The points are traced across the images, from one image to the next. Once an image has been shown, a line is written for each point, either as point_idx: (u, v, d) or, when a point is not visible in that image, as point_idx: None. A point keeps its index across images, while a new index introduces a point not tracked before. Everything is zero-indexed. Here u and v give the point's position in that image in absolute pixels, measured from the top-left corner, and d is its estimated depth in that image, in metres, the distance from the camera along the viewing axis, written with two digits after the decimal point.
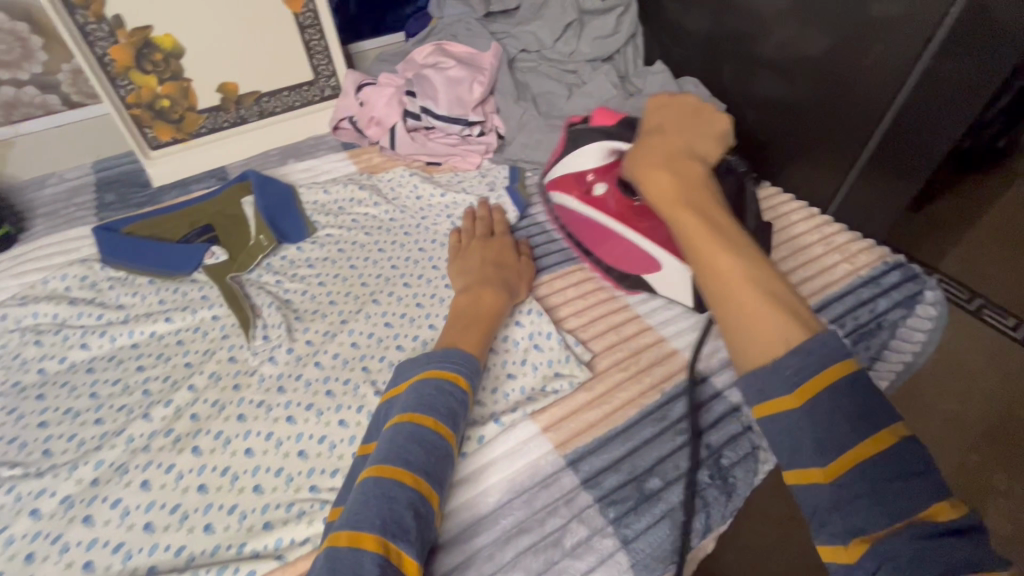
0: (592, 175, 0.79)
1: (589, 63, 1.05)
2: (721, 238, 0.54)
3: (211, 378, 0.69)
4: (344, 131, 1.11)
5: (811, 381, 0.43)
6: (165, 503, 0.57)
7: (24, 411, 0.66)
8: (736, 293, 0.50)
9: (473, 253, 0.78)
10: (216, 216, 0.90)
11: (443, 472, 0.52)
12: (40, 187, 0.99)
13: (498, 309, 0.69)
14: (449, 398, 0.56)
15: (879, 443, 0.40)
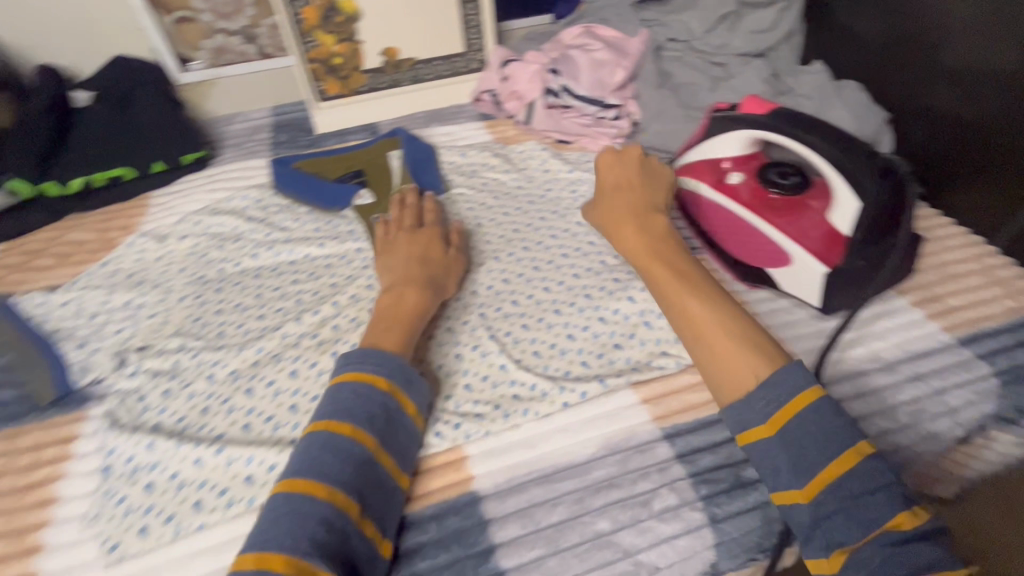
0: (727, 164, 0.81)
1: (739, 57, 1.03)
2: (685, 283, 0.64)
3: (350, 299, 0.77)
4: (483, 103, 1.16)
5: (775, 414, 0.51)
6: (307, 392, 0.66)
7: (207, 298, 0.79)
8: (703, 333, 0.59)
9: (406, 242, 0.74)
10: (366, 164, 1.00)
11: (365, 485, 0.50)
12: (230, 122, 1.14)
13: (423, 310, 0.66)
14: (370, 402, 0.53)
15: (844, 461, 0.48)
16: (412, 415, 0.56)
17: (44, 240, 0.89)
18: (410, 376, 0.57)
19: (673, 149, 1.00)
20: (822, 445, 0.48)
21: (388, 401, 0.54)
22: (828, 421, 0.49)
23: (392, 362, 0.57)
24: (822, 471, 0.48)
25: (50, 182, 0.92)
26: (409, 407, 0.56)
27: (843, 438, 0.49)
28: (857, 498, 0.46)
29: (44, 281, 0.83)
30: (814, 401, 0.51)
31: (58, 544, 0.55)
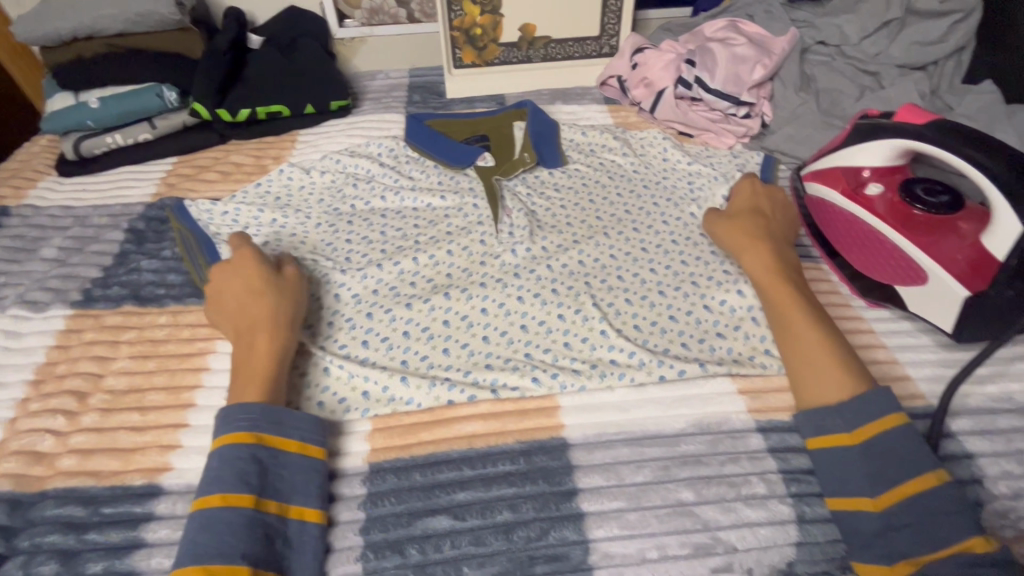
0: (867, 174, 0.77)
1: (895, 68, 0.97)
2: (795, 296, 0.64)
3: (465, 250, 0.79)
4: (609, 88, 1.17)
5: (863, 429, 0.53)
6: (418, 323, 0.70)
7: (338, 228, 0.85)
8: (803, 339, 0.60)
9: (242, 274, 0.64)
10: (492, 131, 1.02)
11: (252, 543, 0.47)
12: (373, 78, 1.24)
13: (281, 346, 0.60)
14: (235, 462, 0.50)
15: (920, 483, 0.49)
16: (298, 450, 0.54)
17: (211, 158, 1.02)
18: (262, 412, 0.53)
19: (804, 155, 0.96)
20: (902, 464, 0.50)
21: (256, 450, 0.51)
22: (910, 446, 0.51)
23: (253, 410, 0.53)
24: (896, 486, 0.50)
25: (223, 110, 1.02)
26: (289, 446, 0.53)
27: (924, 462, 0.50)
28: (932, 517, 0.48)
29: (208, 192, 0.95)
30: (899, 427, 0.52)
31: (205, 405, 0.63)
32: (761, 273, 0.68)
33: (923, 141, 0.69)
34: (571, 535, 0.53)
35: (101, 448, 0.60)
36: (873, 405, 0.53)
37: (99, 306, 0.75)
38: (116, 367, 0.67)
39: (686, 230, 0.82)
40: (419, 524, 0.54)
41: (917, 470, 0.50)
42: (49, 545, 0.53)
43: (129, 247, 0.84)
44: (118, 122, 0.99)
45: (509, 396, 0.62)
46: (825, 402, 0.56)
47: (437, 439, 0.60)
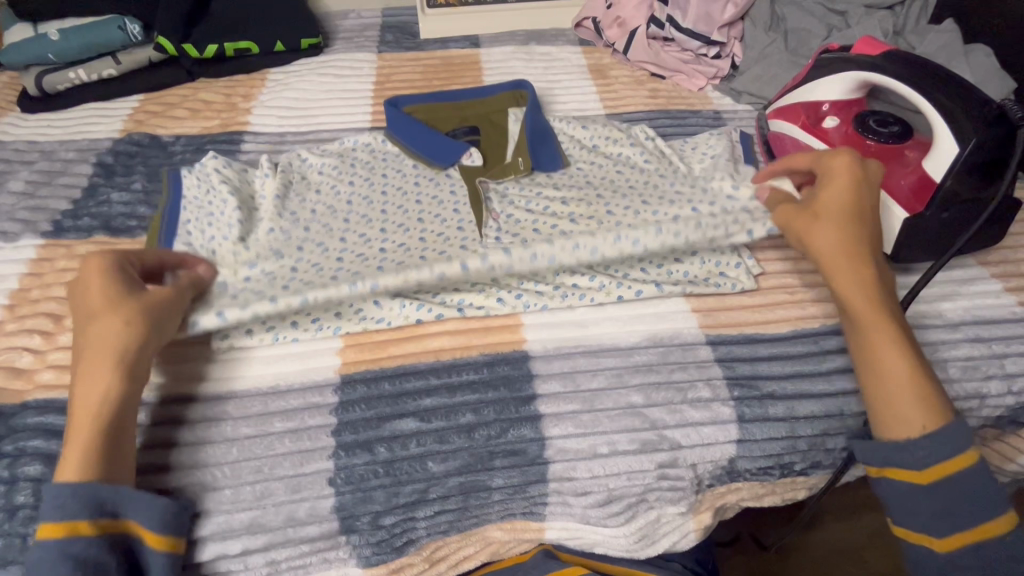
0: (826, 107, 0.80)
1: (864, 7, 0.98)
2: (881, 307, 0.55)
3: (438, 236, 0.70)
4: (584, 30, 1.16)
5: (934, 467, 0.50)
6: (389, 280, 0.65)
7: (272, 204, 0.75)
8: (891, 373, 0.53)
9: (86, 291, 0.54)
10: (481, 118, 0.87)
11: None
12: (344, 18, 1.21)
13: (116, 384, 0.50)
14: (51, 566, 0.44)
15: (990, 528, 0.50)
16: (82, 532, 0.45)
17: (178, 95, 1.00)
18: (77, 495, 0.46)
19: (769, 95, 0.98)
20: (973, 510, 0.49)
21: (66, 545, 0.45)
22: (980, 486, 0.50)
23: (73, 490, 0.46)
24: (963, 531, 0.50)
25: (189, 45, 1.00)
26: (62, 533, 0.45)
27: (994, 506, 0.50)
28: (997, 559, 0.49)
29: (177, 129, 0.94)
30: (967, 468, 0.50)
31: None
32: (847, 281, 0.56)
33: (874, 70, 0.73)
34: (529, 433, 0.57)
35: None
36: (947, 446, 0.50)
37: (70, 236, 0.76)
38: None
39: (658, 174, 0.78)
40: (388, 426, 0.57)
41: (988, 512, 0.50)
42: (33, 449, 0.56)
43: (98, 181, 0.84)
44: (80, 56, 0.97)
45: (476, 315, 0.65)
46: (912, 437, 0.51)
47: (406, 352, 0.63)
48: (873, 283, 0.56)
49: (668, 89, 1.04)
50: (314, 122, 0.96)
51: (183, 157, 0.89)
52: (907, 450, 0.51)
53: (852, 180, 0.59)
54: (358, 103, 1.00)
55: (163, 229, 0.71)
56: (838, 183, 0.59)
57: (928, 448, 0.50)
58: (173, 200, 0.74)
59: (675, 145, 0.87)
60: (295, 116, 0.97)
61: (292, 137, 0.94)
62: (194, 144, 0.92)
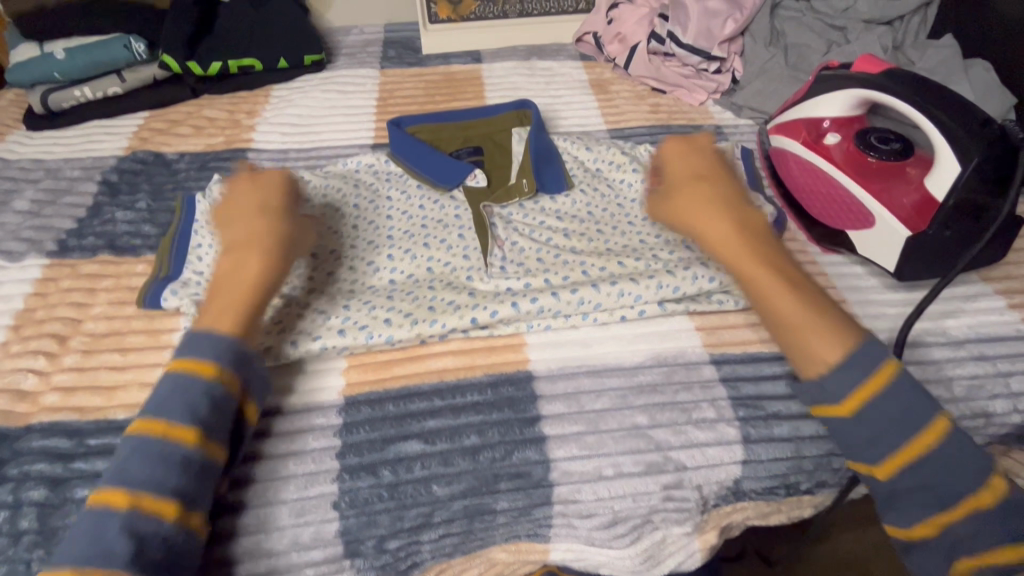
0: (827, 124, 0.81)
1: (861, 23, 0.99)
2: (754, 248, 0.57)
3: (445, 267, 0.73)
4: (584, 44, 1.17)
5: (850, 395, 0.49)
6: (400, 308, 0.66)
7: None
8: (782, 307, 0.54)
9: (251, 193, 0.63)
10: (486, 139, 0.91)
11: (187, 484, 0.47)
12: (347, 34, 1.22)
13: (264, 270, 0.57)
14: (185, 392, 0.49)
15: (926, 440, 0.48)
16: (216, 376, 0.50)
17: (183, 112, 1.01)
18: (222, 344, 0.51)
19: (770, 110, 0.99)
20: (897, 427, 0.48)
21: (211, 386, 0.50)
22: (904, 397, 0.49)
23: (219, 339, 0.51)
24: (898, 452, 0.48)
25: (193, 63, 1.01)
26: (204, 369, 0.50)
27: (921, 414, 0.48)
28: (940, 474, 0.47)
29: (182, 146, 0.95)
30: (884, 382, 0.49)
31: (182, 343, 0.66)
32: (711, 233, 0.59)
33: (873, 87, 0.73)
34: (533, 455, 0.57)
35: (82, 387, 0.62)
36: (857, 369, 0.49)
37: (75, 255, 0.76)
38: (95, 313, 0.69)
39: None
40: (392, 449, 0.57)
41: (919, 423, 0.48)
42: (38, 472, 0.56)
43: (103, 199, 0.85)
44: (85, 74, 0.97)
45: (480, 335, 0.66)
46: (824, 371, 0.51)
47: (410, 373, 0.63)
48: (738, 229, 0.59)
49: (670, 103, 1.05)
50: (318, 139, 0.97)
51: (187, 174, 0.89)
52: (820, 387, 0.51)
53: (695, 158, 0.67)
54: (361, 120, 1.00)
55: (175, 250, 0.75)
56: (684, 161, 0.67)
57: (841, 377, 0.50)
58: (185, 221, 0.78)
59: None
60: (298, 133, 0.98)
61: (295, 154, 0.94)
62: (198, 161, 0.92)
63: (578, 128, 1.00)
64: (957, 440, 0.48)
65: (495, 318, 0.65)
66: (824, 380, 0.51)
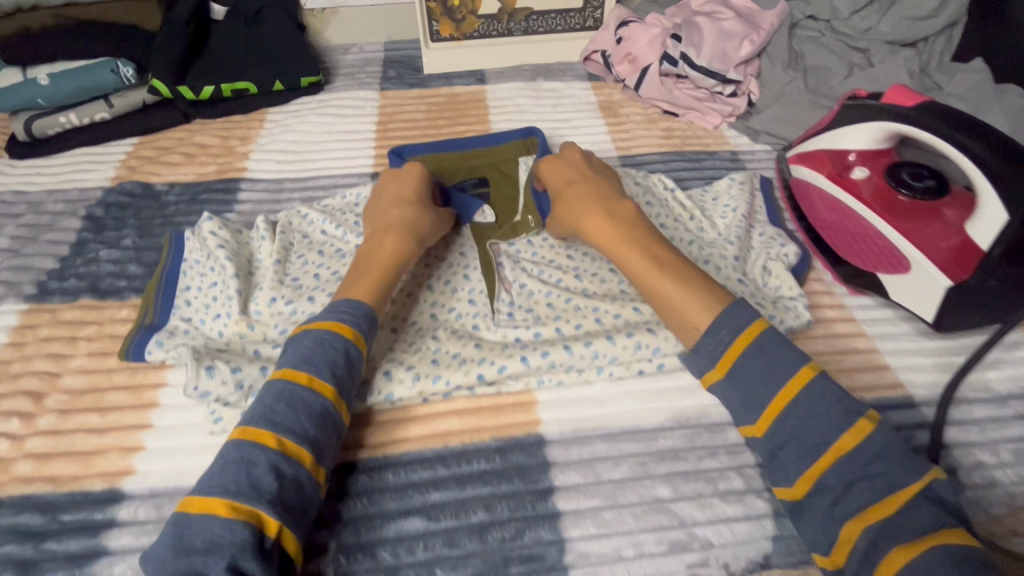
0: (853, 157, 0.76)
1: (885, 45, 0.94)
2: (627, 237, 0.63)
3: (452, 314, 0.68)
4: (592, 64, 1.12)
5: (722, 358, 0.54)
6: (403, 362, 0.62)
7: (270, 275, 0.71)
8: (661, 286, 0.59)
9: (410, 181, 0.70)
10: (491, 170, 0.86)
11: (321, 434, 0.50)
12: (345, 52, 1.17)
13: (402, 255, 0.63)
14: (330, 349, 0.53)
15: (791, 388, 0.50)
16: (352, 339, 0.55)
17: (174, 139, 0.96)
18: (363, 310, 0.57)
19: (789, 136, 0.94)
20: (765, 379, 0.51)
21: (349, 345, 0.54)
22: (771, 352, 0.52)
23: (361, 308, 0.57)
24: (770, 405, 0.51)
25: (184, 87, 0.96)
26: (345, 332, 0.55)
27: (788, 367, 0.51)
28: (808, 419, 0.49)
29: (171, 176, 0.90)
30: (750, 342, 0.53)
31: (169, 405, 0.61)
32: (597, 230, 0.65)
33: (902, 122, 0.69)
34: (546, 535, 0.52)
35: (58, 453, 0.57)
36: (723, 332, 0.54)
37: (55, 299, 0.71)
38: (74, 366, 0.65)
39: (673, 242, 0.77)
40: (392, 526, 0.53)
41: (788, 374, 0.51)
42: (5, 554, 0.51)
43: (87, 235, 0.80)
44: (70, 99, 0.92)
45: (486, 392, 0.61)
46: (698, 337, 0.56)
47: (412, 436, 0.59)
48: (615, 226, 0.64)
49: (682, 127, 1.00)
50: (313, 168, 0.92)
51: (176, 208, 0.85)
52: (698, 353, 0.55)
53: (561, 161, 0.74)
54: (359, 146, 0.96)
55: (162, 295, 0.70)
56: (558, 168, 0.73)
57: (713, 343, 0.54)
58: (173, 263, 0.73)
59: (695, 195, 0.85)
60: (293, 161, 0.93)
61: (291, 184, 0.90)
62: (189, 193, 0.87)
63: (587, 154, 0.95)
64: (824, 386, 0.50)
65: (502, 374, 0.60)
66: (699, 349, 0.55)
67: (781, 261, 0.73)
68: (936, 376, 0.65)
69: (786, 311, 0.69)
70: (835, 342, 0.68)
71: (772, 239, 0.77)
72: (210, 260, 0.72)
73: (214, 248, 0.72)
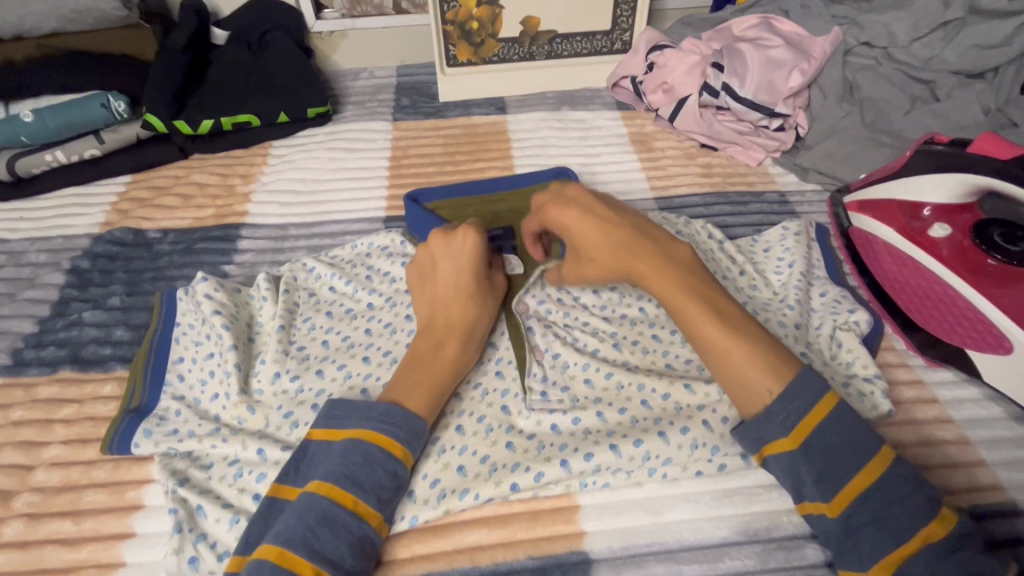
0: (928, 211, 0.67)
1: (953, 76, 0.84)
2: (685, 284, 0.51)
3: (473, 392, 0.57)
4: (621, 90, 1.04)
5: (798, 426, 0.45)
6: (427, 473, 0.52)
7: (269, 345, 0.62)
8: (728, 346, 0.48)
9: (458, 260, 0.57)
10: (517, 215, 0.77)
11: (359, 562, 0.45)
12: (355, 78, 1.09)
13: (462, 364, 0.54)
14: (378, 470, 0.46)
15: (869, 471, 0.44)
16: (404, 460, 0.48)
17: (169, 177, 0.89)
18: (419, 428, 0.49)
19: (845, 176, 0.85)
20: (845, 457, 0.44)
21: (400, 467, 0.48)
22: (848, 432, 0.45)
23: (417, 426, 0.49)
24: (850, 483, 0.44)
25: (181, 122, 0.88)
26: (397, 452, 0.48)
27: (864, 449, 0.44)
28: (891, 501, 0.43)
29: (165, 220, 0.82)
30: (832, 411, 0.45)
31: (153, 507, 0.53)
32: (650, 268, 0.52)
33: (998, 177, 0.60)
34: None
35: (26, 571, 0.50)
36: (800, 400, 0.45)
37: (31, 371, 0.64)
38: (48, 457, 0.57)
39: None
40: None
41: (865, 456, 0.44)
42: None
43: (71, 292, 0.72)
44: (58, 136, 0.85)
45: (520, 499, 0.53)
46: (769, 402, 0.46)
47: (435, 553, 0.51)
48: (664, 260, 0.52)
49: (723, 163, 0.92)
50: (321, 211, 0.84)
51: (170, 259, 0.77)
52: (766, 420, 0.46)
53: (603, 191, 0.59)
54: (371, 186, 0.88)
55: (152, 370, 0.62)
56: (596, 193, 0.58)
57: (784, 411, 0.45)
58: (164, 328, 0.65)
59: (746, 245, 0.75)
60: (299, 202, 0.85)
61: (296, 230, 0.81)
62: (184, 241, 0.80)
63: (620, 194, 0.87)
64: (906, 471, 0.44)
65: (540, 481, 0.52)
66: (769, 417, 0.46)
67: (851, 331, 0.65)
68: None
69: (860, 400, 0.60)
70: (917, 431, 0.60)
71: (838, 302, 0.67)
72: (202, 327, 0.64)
73: (207, 313, 0.63)
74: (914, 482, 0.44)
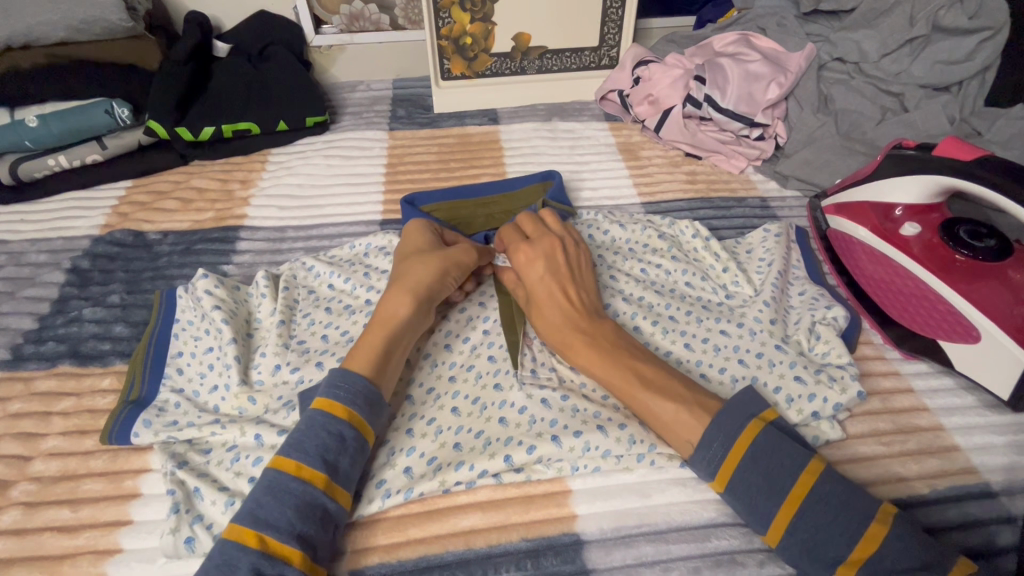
0: (899, 212, 0.71)
1: (920, 88, 0.89)
2: (618, 365, 0.54)
3: (468, 374, 0.60)
4: (609, 103, 1.09)
5: (720, 471, 0.49)
6: (424, 452, 0.55)
7: (268, 339, 0.63)
8: (658, 407, 0.52)
9: (411, 241, 0.64)
10: (510, 216, 0.81)
11: (308, 527, 0.45)
12: (353, 90, 1.12)
13: (398, 320, 0.56)
14: (317, 435, 0.48)
15: (795, 496, 0.46)
16: (348, 421, 0.49)
17: (170, 182, 0.91)
18: (354, 384, 0.51)
19: (823, 183, 0.89)
20: (765, 493, 0.47)
21: (344, 430, 0.49)
22: (769, 465, 0.47)
23: (357, 383, 0.51)
24: (776, 518, 0.46)
25: (182, 128, 0.91)
26: (337, 413, 0.49)
27: (786, 479, 0.47)
28: (819, 530, 0.45)
29: (165, 223, 0.84)
30: (746, 452, 0.48)
31: (151, 495, 0.54)
32: (588, 360, 0.55)
33: (962, 178, 0.63)
34: None
35: (21, 558, 0.50)
36: (716, 446, 0.49)
37: (30, 366, 0.65)
38: (46, 447, 0.58)
39: (703, 300, 0.71)
40: None
41: (787, 486, 0.46)
42: None
43: (71, 291, 0.74)
44: (61, 141, 0.87)
45: (513, 480, 0.54)
46: (691, 451, 0.50)
47: (430, 536, 0.52)
48: (599, 350, 0.55)
49: (706, 171, 0.96)
50: (318, 214, 0.87)
51: (169, 259, 0.79)
52: (693, 465, 0.50)
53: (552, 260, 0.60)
54: (367, 192, 0.90)
55: (152, 362, 0.63)
56: (547, 262, 0.60)
57: (706, 456, 0.49)
58: (163, 323, 0.66)
59: (728, 246, 0.78)
60: (297, 206, 0.88)
61: (293, 232, 0.84)
62: (183, 242, 0.81)
63: (609, 200, 0.90)
64: (833, 489, 0.46)
65: (532, 457, 0.54)
66: (694, 462, 0.50)
67: (830, 327, 0.67)
68: (1010, 458, 0.59)
69: (830, 384, 0.61)
70: (894, 419, 0.62)
71: (816, 299, 0.70)
72: (202, 321, 0.65)
73: (207, 308, 0.65)
74: (842, 504, 0.45)
